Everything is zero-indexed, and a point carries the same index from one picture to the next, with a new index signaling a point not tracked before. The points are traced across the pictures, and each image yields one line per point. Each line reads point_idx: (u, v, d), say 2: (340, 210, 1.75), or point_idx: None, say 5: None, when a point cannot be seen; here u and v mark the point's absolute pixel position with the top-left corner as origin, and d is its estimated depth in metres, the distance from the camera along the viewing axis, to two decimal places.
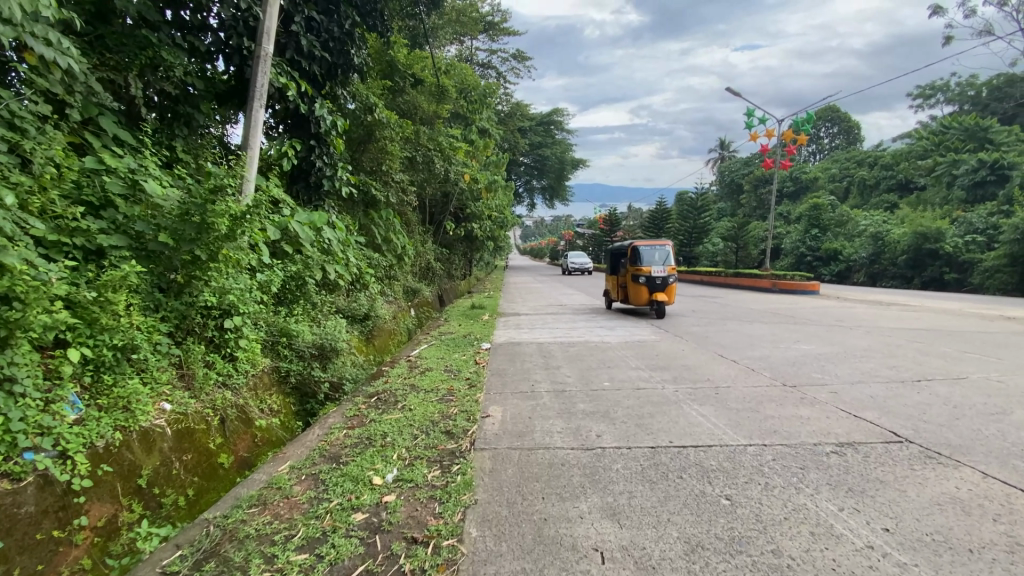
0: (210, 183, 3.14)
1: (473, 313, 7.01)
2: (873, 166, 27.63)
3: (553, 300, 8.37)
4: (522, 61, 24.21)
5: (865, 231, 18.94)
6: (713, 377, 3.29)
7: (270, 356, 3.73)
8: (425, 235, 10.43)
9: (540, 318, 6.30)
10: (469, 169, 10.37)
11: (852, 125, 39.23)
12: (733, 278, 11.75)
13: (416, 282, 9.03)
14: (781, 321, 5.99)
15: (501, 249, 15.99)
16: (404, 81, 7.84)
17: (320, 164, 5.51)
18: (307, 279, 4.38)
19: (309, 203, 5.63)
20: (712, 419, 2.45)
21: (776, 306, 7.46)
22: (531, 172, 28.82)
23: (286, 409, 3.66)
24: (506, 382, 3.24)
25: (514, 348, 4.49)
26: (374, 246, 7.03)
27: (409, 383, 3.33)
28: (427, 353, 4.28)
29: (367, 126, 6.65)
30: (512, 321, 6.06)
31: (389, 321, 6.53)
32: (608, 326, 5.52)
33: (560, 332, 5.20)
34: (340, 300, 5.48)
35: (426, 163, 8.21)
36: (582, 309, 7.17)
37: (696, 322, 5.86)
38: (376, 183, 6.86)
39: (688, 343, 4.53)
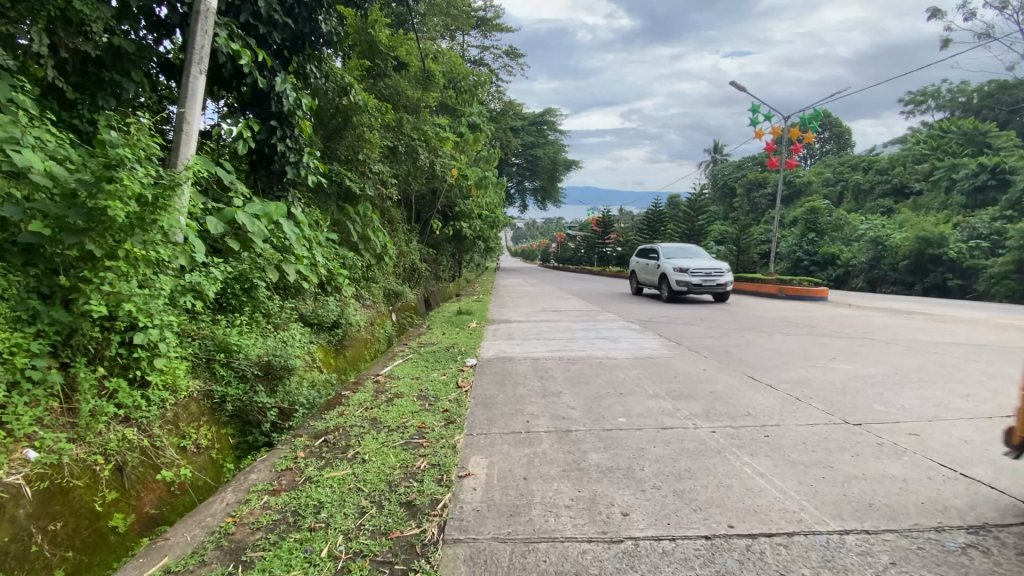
0: (109, 157, 2.40)
1: (460, 319, 6.32)
2: (868, 170, 27.33)
3: (548, 305, 7.69)
4: (515, 59, 23.60)
5: (865, 235, 18.50)
6: (754, 409, 2.65)
7: (200, 378, 3.01)
8: (410, 234, 9.70)
9: (534, 326, 5.63)
10: (457, 164, 9.66)
11: (845, 130, 39.15)
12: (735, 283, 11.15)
13: (398, 285, 8.29)
14: (803, 332, 5.37)
15: (491, 250, 15.27)
16: (386, 64, 7.14)
17: (282, 148, 4.79)
18: (256, 281, 3.65)
19: (269, 193, 4.90)
20: (777, 482, 1.80)
21: (790, 313, 6.84)
22: (523, 172, 28.15)
23: (218, 444, 2.94)
24: (494, 414, 2.55)
25: (504, 364, 3.80)
26: (348, 244, 6.31)
27: (371, 415, 2.62)
28: (398, 371, 3.57)
29: (342, 110, 5.95)
30: (503, 330, 5.37)
31: (364, 328, 5.80)
32: (612, 336, 4.88)
33: (559, 344, 4.52)
34: (302, 306, 4.75)
35: (410, 153, 7.49)
36: (581, 315, 6.51)
37: (710, 332, 5.22)
38: (351, 174, 6.14)
39: (709, 360, 3.88)
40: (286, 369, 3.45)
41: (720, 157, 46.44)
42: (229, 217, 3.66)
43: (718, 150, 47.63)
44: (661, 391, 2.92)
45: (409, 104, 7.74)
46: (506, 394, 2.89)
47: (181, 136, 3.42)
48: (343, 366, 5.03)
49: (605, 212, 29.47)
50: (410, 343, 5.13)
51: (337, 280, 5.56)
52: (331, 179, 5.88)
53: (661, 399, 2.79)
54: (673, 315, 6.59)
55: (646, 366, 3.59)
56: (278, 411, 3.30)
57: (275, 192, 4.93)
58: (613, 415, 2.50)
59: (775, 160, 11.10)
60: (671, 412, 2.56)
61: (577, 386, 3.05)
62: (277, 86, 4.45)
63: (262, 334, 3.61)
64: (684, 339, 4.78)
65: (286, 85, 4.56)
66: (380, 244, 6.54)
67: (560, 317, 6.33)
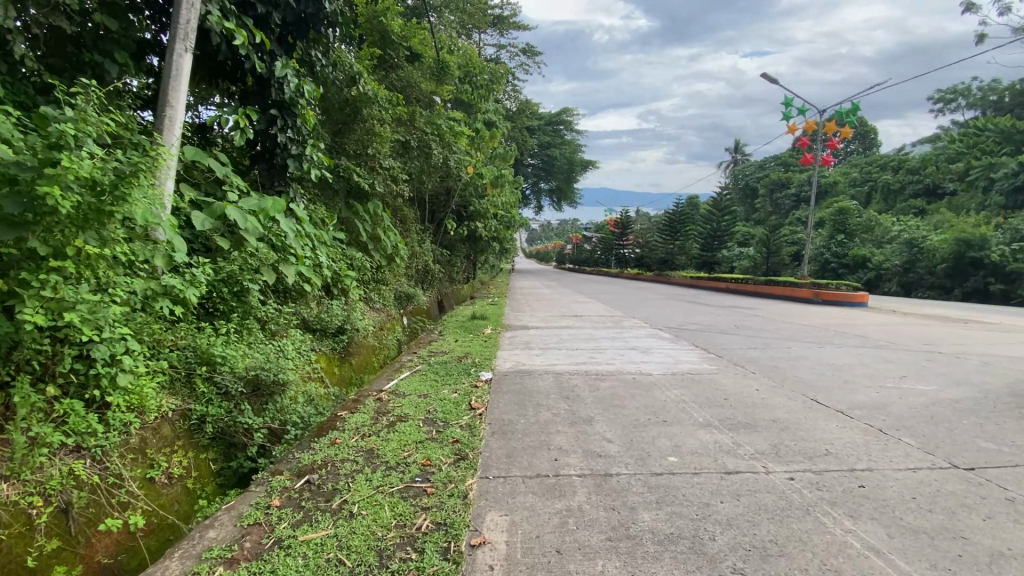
0: (57, 136, 2.02)
1: (474, 324, 5.89)
2: (898, 170, 26.27)
3: (567, 310, 7.23)
4: (531, 58, 23.14)
5: (899, 237, 17.63)
6: (833, 446, 2.17)
7: (175, 394, 2.64)
8: (422, 234, 9.31)
9: (554, 333, 5.17)
10: (472, 162, 9.25)
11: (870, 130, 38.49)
12: (764, 286, 10.53)
13: (410, 287, 7.90)
14: (855, 342, 4.83)
15: (506, 251, 14.83)
16: (399, 55, 6.75)
17: (284, 139, 4.40)
18: (248, 284, 3.26)
19: (270, 188, 4.52)
20: (901, 566, 1.35)
21: (833, 321, 6.27)
22: (539, 172, 27.67)
23: (195, 471, 2.56)
24: (516, 447, 2.10)
25: (524, 378, 3.36)
26: (356, 244, 5.93)
27: (366, 446, 2.19)
28: (403, 386, 3.14)
29: (351, 102, 5.58)
30: (522, 337, 4.94)
31: (372, 334, 5.41)
32: (642, 346, 4.40)
33: (586, 354, 4.07)
34: (304, 310, 4.38)
35: (422, 148, 7.02)
36: (604, 321, 6.04)
37: (751, 342, 4.71)
38: (359, 168, 5.76)
39: (758, 377, 3.39)
40: (279, 383, 3.05)
41: (740, 157, 45.42)
42: (218, 212, 3.28)
43: (738, 150, 46.61)
44: (715, 419, 2.46)
45: (422, 97, 7.35)
46: (529, 419, 2.45)
47: (164, 120, 3.11)
48: (347, 376, 4.64)
49: (623, 213, 28.83)
50: (421, 351, 4.71)
51: (344, 282, 5.17)
52: (338, 174, 5.50)
53: (716, 430, 2.32)
54: (705, 322, 6.08)
55: (688, 384, 3.12)
56: (267, 431, 2.91)
57: (276, 187, 4.54)
58: (662, 452, 2.04)
59: (808, 156, 10.61)
60: (732, 449, 2.09)
61: (613, 410, 2.59)
62: (277, 71, 4.08)
63: (253, 344, 3.22)
64: (723, 350, 4.28)
65: (286, 70, 4.18)
66: (390, 245, 6.14)
67: (582, 323, 5.88)
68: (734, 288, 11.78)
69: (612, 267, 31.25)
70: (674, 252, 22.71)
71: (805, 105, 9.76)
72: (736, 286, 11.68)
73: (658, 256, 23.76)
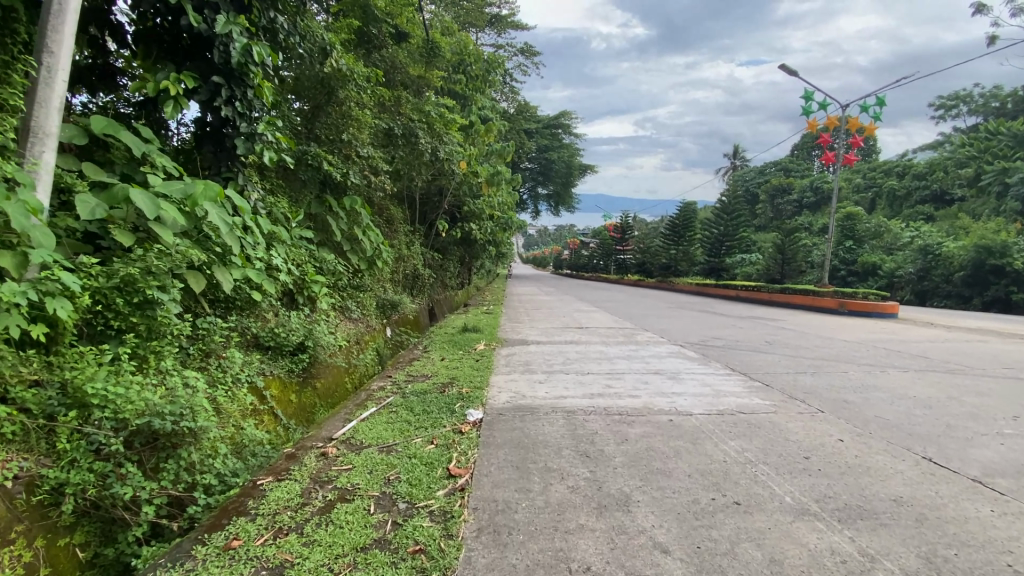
0: None
1: (464, 338, 5.08)
2: (904, 176, 25.69)
3: (570, 320, 6.42)
4: (530, 59, 22.51)
5: (911, 244, 16.94)
6: (1016, 560, 1.39)
7: (24, 454, 1.84)
8: (411, 235, 8.51)
9: (559, 350, 4.38)
10: (467, 158, 8.46)
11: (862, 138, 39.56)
12: (781, 294, 9.77)
13: (396, 294, 7.07)
14: (917, 364, 4.06)
15: (502, 255, 14.04)
16: (385, 33, 5.94)
17: (231, 113, 3.54)
18: (157, 293, 2.40)
19: (213, 174, 3.63)
20: None
21: (874, 336, 5.50)
22: (536, 176, 26.97)
23: (45, 568, 1.76)
24: (516, 570, 1.28)
25: (526, 416, 2.56)
26: (329, 245, 5.11)
27: (276, 561, 1.37)
28: (359, 434, 2.31)
29: (324, 80, 4.78)
30: (520, 356, 4.13)
31: (343, 351, 4.58)
32: (668, 369, 3.61)
33: (601, 379, 3.27)
34: (252, 326, 3.55)
35: (408, 138, 6.05)
36: (615, 335, 5.25)
37: (795, 364, 3.93)
38: (333, 156, 4.93)
39: (830, 419, 2.61)
40: (191, 431, 2.21)
41: (740, 163, 44.98)
42: (119, 197, 2.47)
43: (738, 156, 46.23)
44: (811, 502, 1.66)
45: (410, 83, 6.57)
46: (536, 502, 1.63)
47: (39, 70, 2.29)
48: (307, 405, 3.81)
49: (623, 218, 28.13)
50: (398, 371, 3.87)
51: (310, 288, 4.34)
52: (307, 162, 4.68)
53: (820, 524, 1.53)
54: (730, 336, 5.30)
55: (746, 434, 2.33)
56: (168, 500, 2.08)
57: (223, 173, 3.65)
58: None
59: (830, 155, 9.89)
60: (866, 571, 1.30)
61: (655, 480, 1.79)
62: (217, 27, 3.24)
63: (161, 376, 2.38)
64: (768, 376, 3.50)
65: (230, 26, 3.32)
66: (369, 247, 5.31)
67: (589, 337, 5.10)
68: (746, 296, 11.00)
69: (611, 273, 30.54)
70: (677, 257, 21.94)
71: (826, 100, 9.02)
72: (747, 294, 10.93)
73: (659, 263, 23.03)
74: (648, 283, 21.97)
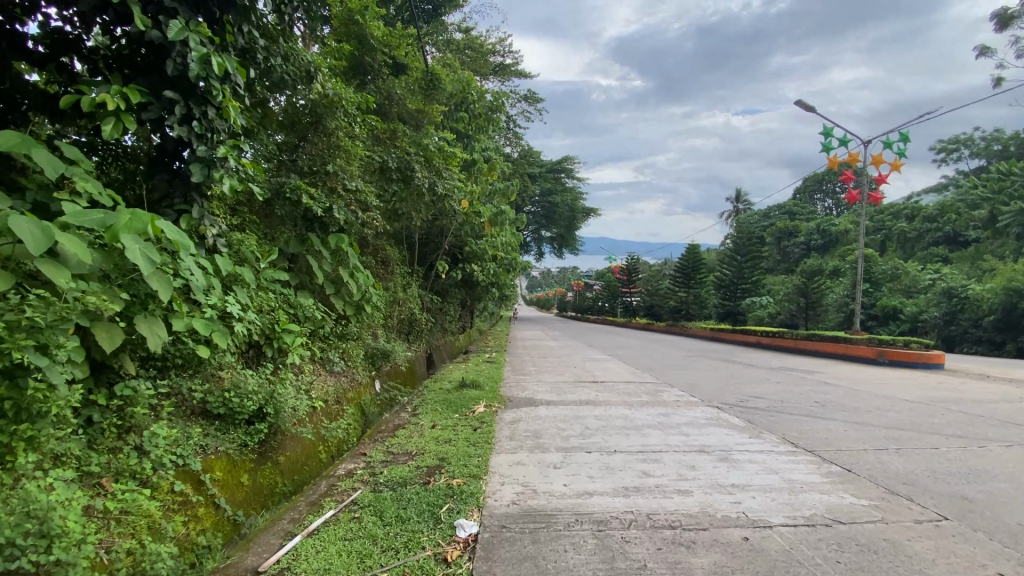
0: None
1: (461, 397, 4.34)
2: (914, 218, 25.28)
3: (583, 374, 5.69)
4: (533, 104, 22.69)
5: (933, 286, 16.26)
6: None
7: None
8: (408, 277, 7.91)
9: (574, 415, 3.64)
10: (469, 197, 7.96)
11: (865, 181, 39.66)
12: (808, 341, 9.02)
13: (389, 342, 6.37)
14: (1016, 434, 3.33)
15: (506, 299, 13.40)
16: (381, 63, 5.52)
17: (187, 136, 2.98)
18: (29, 358, 1.74)
19: (163, 206, 3.04)
20: None
21: (938, 395, 4.74)
22: (540, 219, 26.73)
23: None
24: None
25: (540, 528, 1.84)
26: (309, 289, 4.50)
27: None
28: (297, 566, 1.62)
29: (310, 106, 4.30)
30: (528, 423, 3.41)
31: (315, 415, 3.87)
32: (714, 445, 2.88)
33: (633, 463, 2.53)
34: (196, 390, 2.87)
35: (405, 173, 5.48)
36: (637, 393, 4.51)
37: (867, 436, 3.19)
38: (318, 189, 4.35)
39: (963, 532, 1.90)
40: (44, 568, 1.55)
41: (743, 207, 44.96)
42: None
43: (741, 200, 46.29)
44: None
45: (408, 117, 6.12)
46: None
47: None
48: (262, 487, 3.07)
49: (629, 260, 27.64)
50: (376, 439, 3.15)
51: (281, 340, 3.70)
52: (285, 195, 4.11)
53: None
54: (772, 395, 4.55)
55: (866, 569, 1.59)
56: None
57: (175, 206, 3.05)
58: None
59: (853, 194, 9.42)
60: None
61: None
62: (169, 32, 2.74)
63: (11, 485, 1.68)
64: (844, 455, 2.77)
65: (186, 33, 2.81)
66: (355, 291, 4.68)
67: (608, 396, 4.36)
68: (768, 342, 10.21)
69: (618, 316, 29.74)
70: (687, 301, 21.23)
71: (847, 137, 8.56)
72: (769, 341, 10.17)
73: (668, 306, 22.31)
74: (657, 327, 21.18)
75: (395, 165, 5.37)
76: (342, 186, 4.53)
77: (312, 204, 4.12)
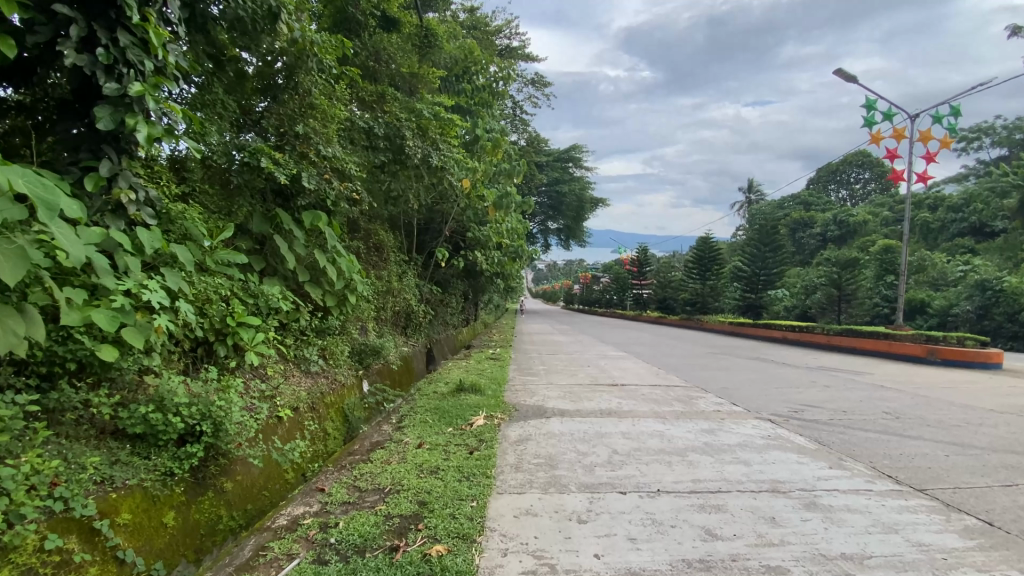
0: None
1: (458, 404, 3.62)
2: (938, 207, 24.16)
3: (600, 375, 4.97)
4: (540, 90, 21.76)
5: (964, 279, 15.31)
6: None
7: None
8: (404, 266, 7.19)
9: (597, 431, 2.92)
10: (471, 177, 7.17)
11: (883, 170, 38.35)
12: (843, 336, 8.23)
13: (380, 337, 5.68)
14: None
15: (512, 291, 12.68)
16: (368, 13, 4.72)
17: (91, 69, 2.33)
18: None
19: (67, 162, 2.42)
20: None
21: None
22: (547, 210, 25.92)
23: None
24: None
25: None
26: (279, 276, 3.82)
27: None
28: None
29: (276, 56, 3.57)
30: (538, 443, 2.69)
31: (278, 427, 3.20)
32: (791, 481, 2.16)
33: (688, 514, 1.81)
34: (102, 403, 2.20)
35: (395, 141, 4.69)
36: (668, 400, 3.78)
37: (981, 465, 2.46)
38: (286, 154, 3.60)
39: None
40: None
41: (755, 197, 43.87)
42: None
43: (753, 191, 45.14)
44: None
45: (400, 82, 5.32)
46: None
47: None
48: (197, 525, 2.39)
49: (639, 251, 26.73)
50: (342, 464, 2.48)
51: (237, 336, 3.11)
52: (242, 159, 3.40)
53: None
54: (829, 404, 3.80)
55: None
56: None
57: (80, 161, 2.42)
58: None
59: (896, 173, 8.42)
60: None
61: None
62: None
63: None
64: (970, 499, 2.04)
65: None
66: (334, 278, 3.99)
67: (634, 404, 3.63)
68: (796, 338, 9.41)
69: (627, 310, 28.89)
70: (701, 294, 20.36)
71: (891, 110, 7.64)
72: (798, 336, 9.38)
73: (681, 299, 21.46)
74: (670, 322, 20.41)
75: (384, 131, 4.62)
76: (316, 152, 3.78)
77: (273, 169, 3.36)
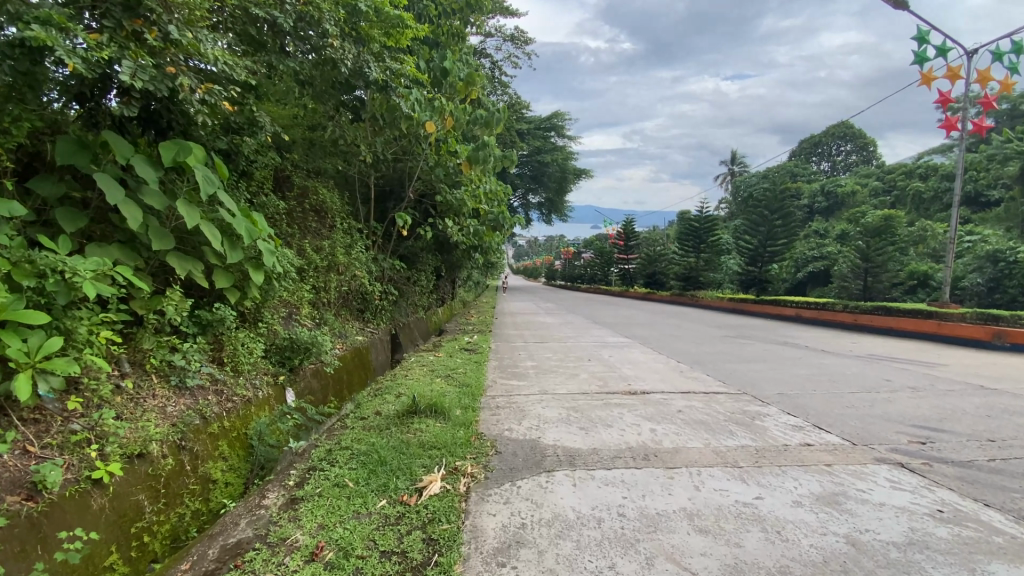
0: None
1: (404, 442, 2.29)
2: (929, 177, 23.40)
3: (608, 378, 3.70)
4: (520, 46, 19.88)
5: (969, 250, 14.54)
6: None
7: None
8: (355, 235, 5.74)
9: (636, 512, 1.62)
10: (439, 123, 5.71)
11: (867, 140, 37.53)
12: (873, 315, 7.18)
13: (314, 327, 4.27)
14: None
15: (491, 266, 11.31)
16: None
17: None
18: None
19: None
20: None
21: None
22: (528, 181, 24.32)
23: None
24: None
25: None
26: (121, 243, 2.43)
27: None
28: None
29: None
30: (539, 555, 1.39)
31: (79, 505, 1.87)
32: None
33: None
34: None
35: (316, 44, 3.22)
36: (725, 426, 2.54)
37: None
38: (104, 35, 2.13)
39: None
40: None
41: (739, 168, 42.88)
42: None
43: (736, 163, 44.27)
44: None
45: None
46: None
47: None
48: None
49: (625, 225, 25.45)
50: None
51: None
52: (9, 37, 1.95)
53: None
54: (954, 426, 2.64)
55: None
56: None
57: None
58: None
59: (949, 125, 6.81)
60: None
61: None
62: None
63: None
64: None
65: None
66: (216, 245, 2.62)
67: (679, 436, 2.37)
68: (813, 316, 8.35)
69: (613, 286, 27.73)
70: (694, 268, 19.27)
71: (945, 46, 6.42)
72: (815, 315, 8.32)
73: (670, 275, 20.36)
74: (660, 298, 19.35)
75: (295, 25, 3.10)
76: (158, 35, 2.29)
77: (52, 44, 1.85)
